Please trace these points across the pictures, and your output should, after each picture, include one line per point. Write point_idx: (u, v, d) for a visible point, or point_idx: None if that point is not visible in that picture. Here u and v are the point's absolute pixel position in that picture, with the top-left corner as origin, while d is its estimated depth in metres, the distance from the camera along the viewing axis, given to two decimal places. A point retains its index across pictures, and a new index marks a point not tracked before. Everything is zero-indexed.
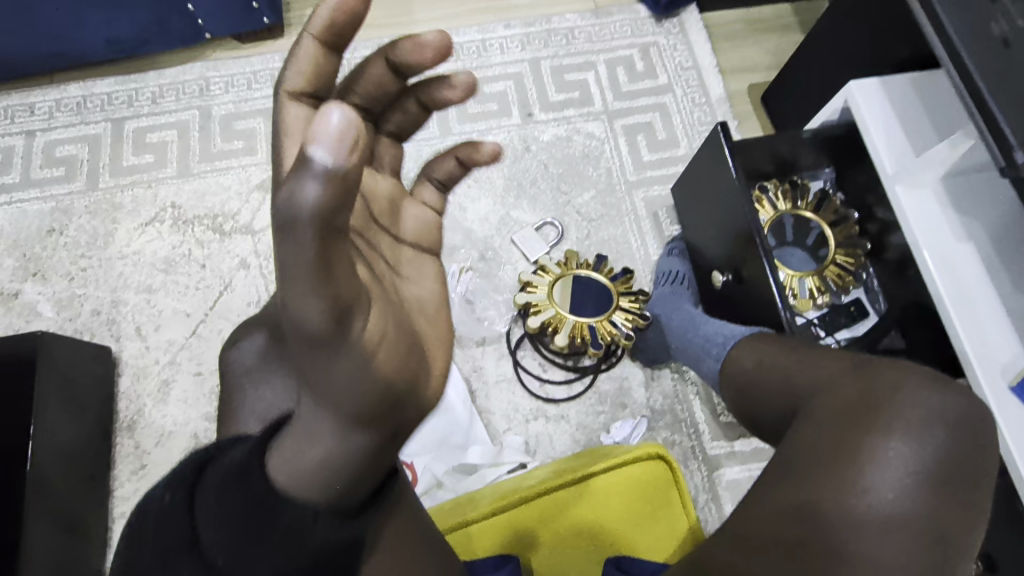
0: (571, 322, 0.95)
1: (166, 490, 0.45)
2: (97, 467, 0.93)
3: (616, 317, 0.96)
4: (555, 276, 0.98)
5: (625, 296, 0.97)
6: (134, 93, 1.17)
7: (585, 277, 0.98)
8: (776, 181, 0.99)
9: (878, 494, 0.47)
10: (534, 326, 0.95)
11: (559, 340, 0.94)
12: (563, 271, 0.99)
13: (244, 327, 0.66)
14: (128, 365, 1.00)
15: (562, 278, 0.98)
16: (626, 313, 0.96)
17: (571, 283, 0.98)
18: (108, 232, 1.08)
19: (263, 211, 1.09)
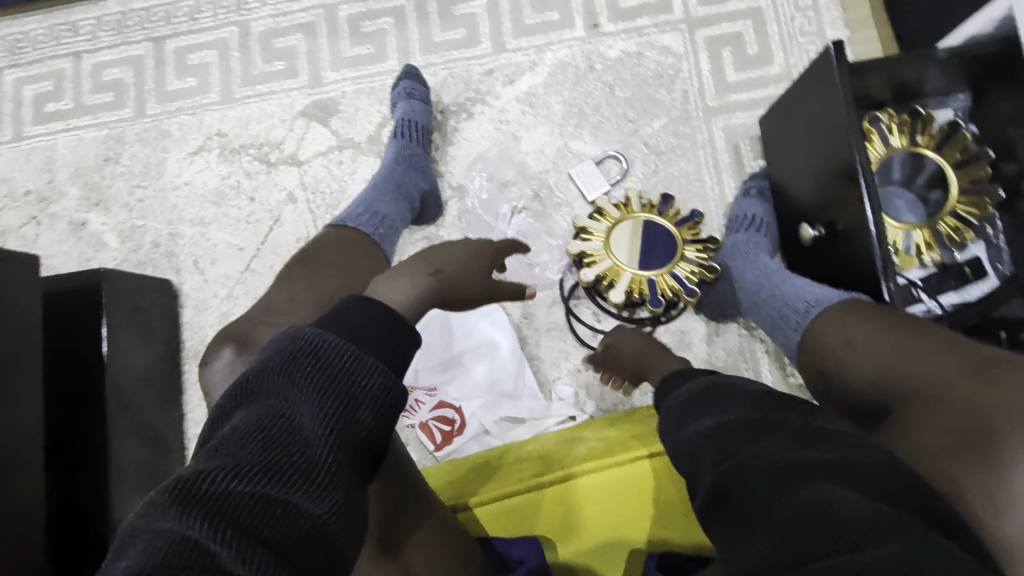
0: (629, 276, 0.87)
1: (290, 390, 0.43)
2: (171, 391, 0.99)
3: (677, 270, 0.87)
4: (612, 224, 0.89)
5: (690, 246, 0.88)
6: (172, 8, 1.10)
7: (645, 224, 0.89)
8: (891, 111, 0.82)
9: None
10: (587, 280, 0.88)
11: (615, 296, 0.87)
12: (621, 217, 0.90)
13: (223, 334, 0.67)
14: (190, 297, 1.03)
15: (619, 226, 0.89)
16: (690, 267, 0.87)
17: (629, 231, 0.89)
18: (159, 162, 1.07)
19: (308, 141, 1.04)
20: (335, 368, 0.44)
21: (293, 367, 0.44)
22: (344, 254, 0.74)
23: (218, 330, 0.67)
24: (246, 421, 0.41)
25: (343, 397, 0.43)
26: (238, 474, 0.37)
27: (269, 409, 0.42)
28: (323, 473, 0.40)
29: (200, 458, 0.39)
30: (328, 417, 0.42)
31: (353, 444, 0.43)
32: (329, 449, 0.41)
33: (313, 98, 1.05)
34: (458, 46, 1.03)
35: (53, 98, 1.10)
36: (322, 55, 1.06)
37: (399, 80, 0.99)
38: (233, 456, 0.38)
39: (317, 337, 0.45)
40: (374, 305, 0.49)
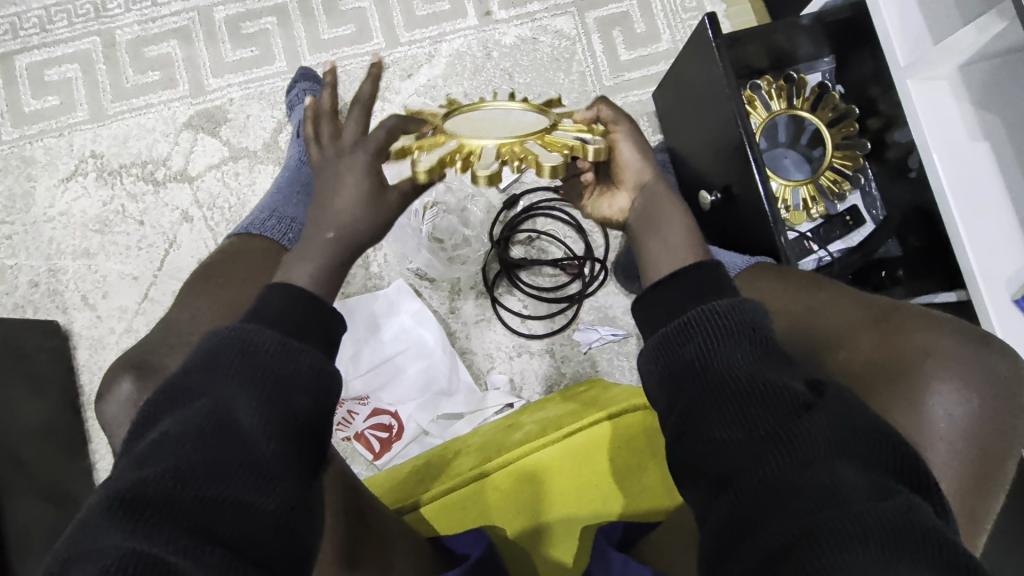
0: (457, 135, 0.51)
1: (215, 385, 0.41)
2: (73, 442, 0.90)
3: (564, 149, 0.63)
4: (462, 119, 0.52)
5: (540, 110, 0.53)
6: (18, 20, 0.98)
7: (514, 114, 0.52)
8: (770, 78, 0.88)
9: (934, 413, 0.47)
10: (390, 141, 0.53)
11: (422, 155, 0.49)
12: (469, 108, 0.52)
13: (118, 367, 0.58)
14: (83, 337, 0.94)
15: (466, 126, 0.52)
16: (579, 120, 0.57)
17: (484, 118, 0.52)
18: (25, 192, 0.96)
19: (198, 154, 0.97)
20: (268, 358, 0.43)
21: (223, 363, 0.42)
22: (247, 263, 0.66)
23: (118, 357, 0.59)
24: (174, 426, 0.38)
25: (277, 385, 0.42)
26: (187, 478, 0.35)
27: (205, 406, 0.39)
28: (267, 463, 0.38)
29: (132, 467, 0.36)
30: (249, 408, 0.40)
31: (299, 433, 0.41)
32: (275, 438, 0.39)
33: (196, 108, 0.98)
34: (349, 43, 0.99)
35: None
36: (201, 61, 0.98)
37: (295, 84, 0.94)
38: (168, 459, 0.36)
39: (243, 334, 0.43)
40: (292, 291, 0.48)
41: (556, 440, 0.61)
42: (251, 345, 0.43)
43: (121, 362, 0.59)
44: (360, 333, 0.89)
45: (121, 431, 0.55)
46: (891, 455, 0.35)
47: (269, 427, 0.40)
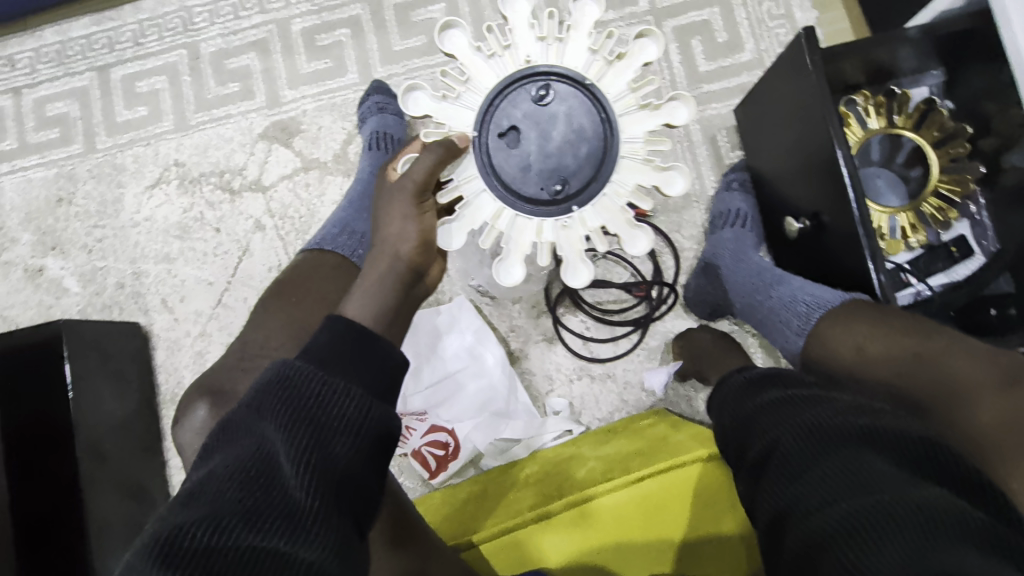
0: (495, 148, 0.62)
1: (257, 433, 0.43)
2: (150, 439, 0.95)
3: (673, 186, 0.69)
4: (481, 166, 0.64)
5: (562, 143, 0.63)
6: (114, 34, 1.04)
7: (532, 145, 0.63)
8: (867, 93, 0.80)
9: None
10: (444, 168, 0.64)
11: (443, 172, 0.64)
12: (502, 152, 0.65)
13: (206, 382, 0.60)
14: (161, 338, 0.98)
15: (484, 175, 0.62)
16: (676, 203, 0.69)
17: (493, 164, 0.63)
18: (115, 198, 1.01)
19: (272, 164, 1.00)
20: (303, 400, 0.44)
21: (265, 404, 0.44)
22: (321, 280, 0.66)
23: (193, 384, 0.62)
24: (222, 471, 0.41)
25: (311, 427, 0.43)
26: (217, 523, 0.37)
27: (247, 449, 0.42)
28: (302, 508, 0.39)
29: (178, 507, 0.39)
30: (285, 453, 0.41)
31: (337, 477, 0.42)
32: (306, 483, 0.40)
33: (272, 119, 1.00)
34: (419, 55, 0.99)
35: None
36: (278, 74, 1.01)
37: (367, 97, 0.95)
38: (211, 504, 0.38)
39: (286, 374, 0.45)
40: (342, 324, 0.49)
41: (622, 485, 0.58)
42: (289, 386, 0.45)
43: (204, 379, 0.61)
44: (421, 347, 0.88)
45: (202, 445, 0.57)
46: (925, 457, 0.41)
47: (305, 471, 0.41)
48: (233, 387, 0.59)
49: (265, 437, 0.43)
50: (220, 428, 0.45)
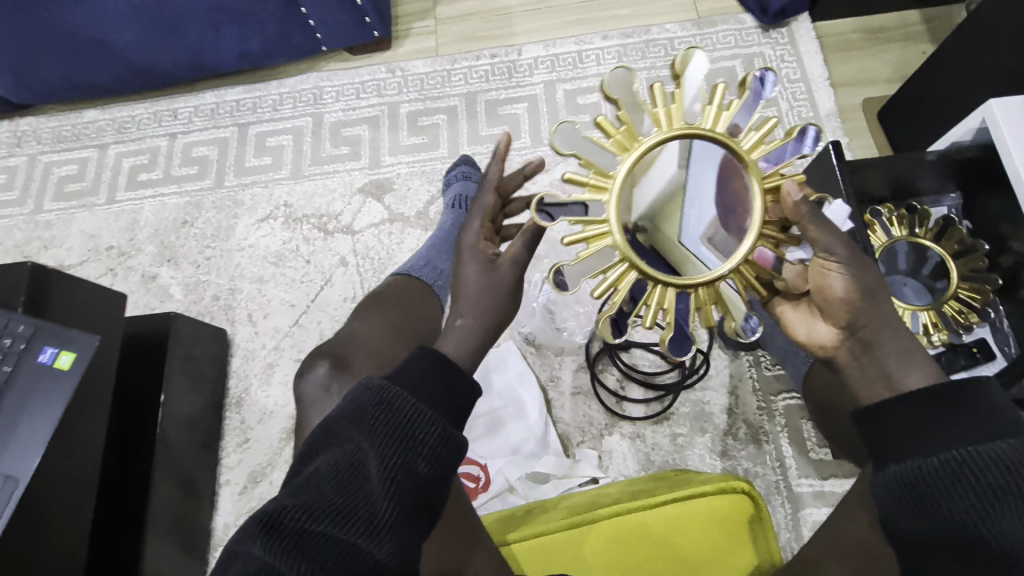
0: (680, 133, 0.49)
1: (353, 442, 0.50)
2: (209, 436, 1.03)
3: (760, 244, 0.51)
4: (657, 116, 0.49)
5: (769, 188, 0.51)
6: (258, 100, 1.27)
7: (727, 142, 0.49)
8: (890, 206, 0.91)
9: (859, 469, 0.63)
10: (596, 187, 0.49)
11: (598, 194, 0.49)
12: (700, 123, 0.49)
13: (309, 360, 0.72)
14: (240, 347, 1.11)
15: (630, 169, 0.49)
16: (754, 272, 0.52)
17: (660, 162, 0.50)
18: (229, 226, 1.19)
19: (364, 213, 1.17)
20: (398, 425, 0.49)
21: (363, 418, 0.50)
22: (413, 300, 0.78)
23: (317, 346, 0.73)
24: (324, 472, 0.49)
25: (402, 450, 0.49)
26: (312, 518, 0.46)
27: (344, 453, 0.50)
28: (382, 519, 0.46)
29: (288, 494, 0.48)
30: (374, 468, 0.48)
31: (413, 498, 0.48)
32: (387, 499, 0.47)
33: (371, 177, 1.19)
34: (501, 140, 1.18)
35: (146, 169, 1.25)
36: (383, 143, 1.21)
37: (456, 166, 1.13)
38: (311, 499, 0.47)
39: (382, 392, 0.50)
40: (429, 356, 0.53)
41: (654, 505, 0.62)
42: (385, 405, 0.50)
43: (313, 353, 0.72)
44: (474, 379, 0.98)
45: (307, 405, 0.67)
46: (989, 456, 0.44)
47: (392, 489, 0.47)
48: (339, 355, 0.70)
49: (357, 448, 0.49)
50: (319, 432, 0.54)
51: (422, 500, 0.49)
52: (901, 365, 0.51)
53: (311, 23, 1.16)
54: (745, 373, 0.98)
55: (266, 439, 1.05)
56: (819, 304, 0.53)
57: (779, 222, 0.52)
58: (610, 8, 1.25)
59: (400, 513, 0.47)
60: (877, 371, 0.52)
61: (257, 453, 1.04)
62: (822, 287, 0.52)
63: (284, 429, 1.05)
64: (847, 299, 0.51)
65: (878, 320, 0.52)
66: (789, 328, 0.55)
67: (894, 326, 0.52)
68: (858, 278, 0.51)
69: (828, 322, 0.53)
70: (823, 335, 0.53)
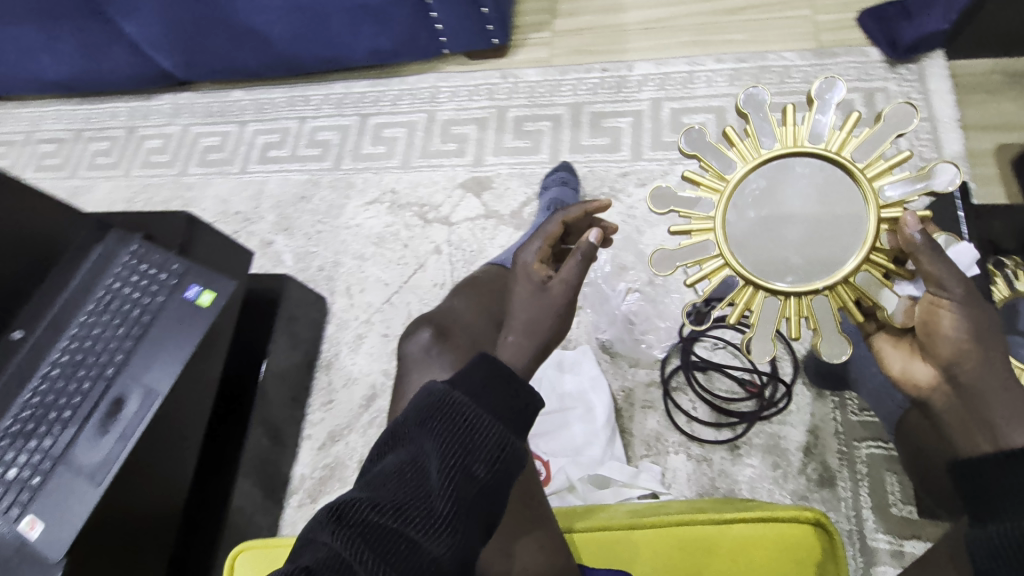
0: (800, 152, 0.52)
1: (416, 445, 0.54)
2: (299, 392, 1.12)
3: (868, 267, 0.53)
4: (784, 133, 0.53)
5: (887, 218, 0.52)
6: (381, 94, 1.38)
7: (848, 166, 0.51)
8: (1017, 259, 0.82)
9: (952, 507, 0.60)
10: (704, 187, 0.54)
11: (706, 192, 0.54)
12: (824, 145, 0.52)
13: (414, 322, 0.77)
14: (336, 316, 1.20)
15: (744, 177, 0.53)
16: (852, 293, 0.53)
17: (775, 175, 0.53)
18: (340, 205, 1.30)
19: (462, 206, 1.23)
20: (459, 428, 0.53)
21: (426, 421, 0.54)
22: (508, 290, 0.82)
23: (422, 314, 0.79)
24: (391, 472, 0.52)
25: (463, 452, 0.52)
26: (377, 509, 0.48)
27: (408, 455, 0.53)
28: (442, 516, 0.49)
29: (357, 488, 0.52)
30: (436, 467, 0.51)
31: (470, 498, 0.50)
32: (447, 496, 0.50)
33: (473, 174, 1.26)
34: (601, 151, 1.21)
35: (276, 146, 1.39)
36: (487, 143, 1.28)
37: (555, 172, 1.17)
38: (377, 493, 0.50)
39: (448, 396, 0.55)
40: (493, 364, 0.58)
41: (720, 521, 0.63)
42: (450, 410, 0.54)
43: (419, 320, 0.78)
44: (547, 371, 1.01)
45: (409, 364, 0.73)
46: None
47: (453, 488, 0.50)
48: (449, 323, 0.76)
49: (420, 449, 0.53)
50: (387, 434, 0.58)
51: (480, 501, 0.51)
52: (1016, 423, 0.47)
53: (438, 28, 1.25)
54: (827, 415, 0.94)
55: (347, 403, 1.12)
56: (920, 342, 0.53)
57: (892, 252, 0.53)
58: (727, 32, 1.26)
59: (458, 511, 0.50)
60: (979, 421, 0.49)
61: (339, 414, 1.11)
62: (928, 322, 0.51)
63: (365, 396, 1.11)
64: (958, 340, 0.50)
65: (983, 366, 0.49)
66: (885, 363, 0.57)
67: (1008, 377, 0.49)
68: (972, 320, 0.49)
69: (926, 362, 0.54)
70: (919, 373, 0.54)
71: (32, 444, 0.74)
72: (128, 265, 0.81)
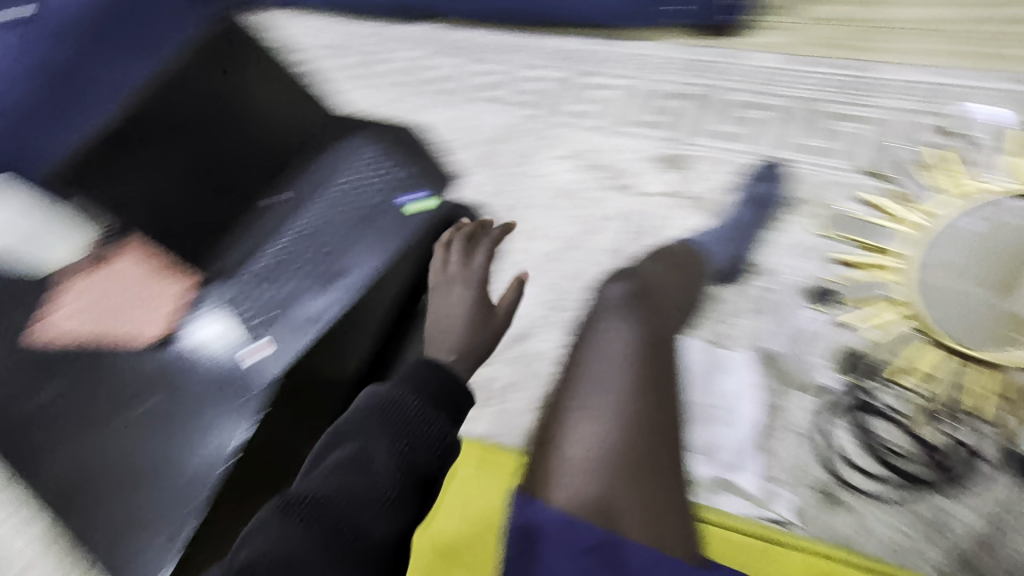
0: None
1: (354, 449, 0.74)
2: (460, 314, 1.18)
3: None
4: None
5: None
6: (596, 51, 1.24)
7: None
8: None
9: None
10: None
11: None
12: None
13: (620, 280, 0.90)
14: (506, 256, 1.24)
15: None
16: None
17: None
18: (531, 155, 1.28)
19: (657, 182, 1.22)
20: (393, 420, 0.76)
21: (359, 433, 0.76)
22: (689, 276, 0.91)
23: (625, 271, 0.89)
24: (331, 481, 0.71)
25: (404, 442, 0.74)
26: (325, 495, 0.69)
27: (355, 449, 0.74)
28: (363, 506, 0.68)
29: (303, 484, 0.72)
30: (350, 469, 0.71)
31: (379, 495, 0.69)
32: (382, 479, 0.70)
33: (675, 152, 1.22)
34: (823, 157, 1.14)
35: (484, 75, 1.29)
36: (700, 123, 1.21)
37: (755, 173, 1.13)
38: (321, 492, 0.69)
39: (381, 399, 0.79)
40: (405, 386, 0.81)
41: None
42: (378, 414, 0.77)
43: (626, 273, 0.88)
44: (705, 375, 0.97)
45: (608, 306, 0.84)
46: None
47: (388, 479, 0.71)
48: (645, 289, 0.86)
49: (353, 459, 0.73)
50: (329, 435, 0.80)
51: (393, 513, 0.70)
52: None
53: None
54: (1015, 503, 0.86)
55: (500, 337, 1.17)
56: None
57: None
58: (1007, 44, 1.07)
59: (358, 500, 0.69)
60: None
61: (491, 345, 1.18)
62: None
63: (517, 334, 1.18)
64: None
65: None
66: None
67: None
68: None
69: None
70: None
71: (301, 305, 1.05)
72: None
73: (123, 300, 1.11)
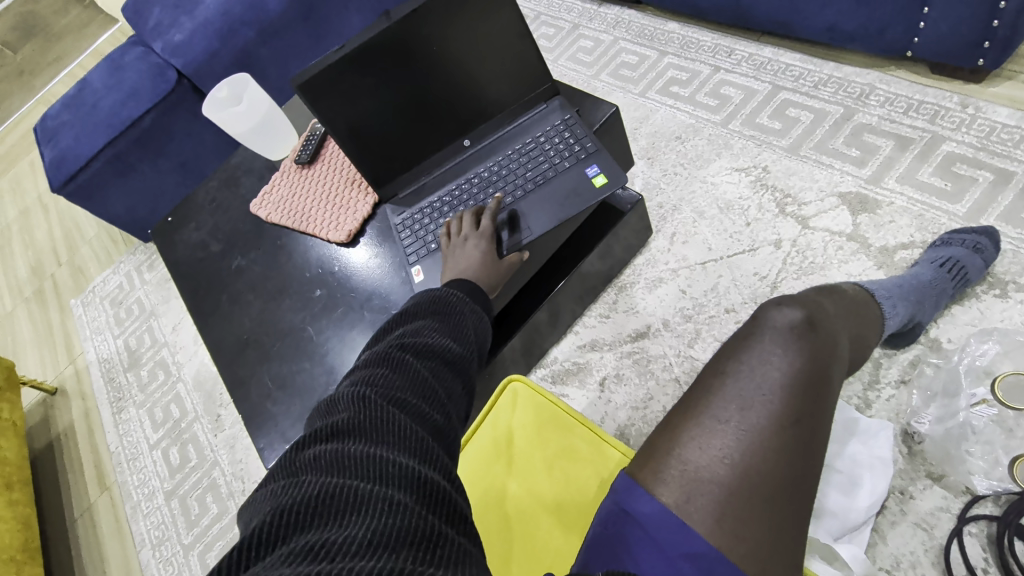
0: None
1: (415, 328, 0.57)
2: (588, 296, 1.20)
3: None
4: None
5: None
6: (807, 74, 1.30)
7: None
8: None
9: None
10: None
11: None
12: None
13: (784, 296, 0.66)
14: (649, 252, 1.25)
15: None
16: None
17: None
18: (707, 159, 1.30)
19: (830, 215, 1.13)
20: (447, 312, 0.62)
21: (417, 315, 0.60)
22: (867, 322, 0.73)
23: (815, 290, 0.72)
24: (373, 365, 0.51)
25: (445, 335, 0.58)
26: (373, 389, 0.47)
27: (412, 330, 0.57)
28: (432, 393, 0.50)
29: (349, 382, 0.51)
30: (421, 346, 0.54)
31: (446, 384, 0.52)
32: (434, 373, 0.52)
33: (861, 190, 1.13)
34: None
35: (680, 84, 1.43)
36: (898, 165, 1.12)
37: (967, 233, 0.98)
38: (364, 382, 0.48)
39: (444, 297, 0.65)
40: (451, 299, 0.65)
41: None
42: (449, 305, 0.63)
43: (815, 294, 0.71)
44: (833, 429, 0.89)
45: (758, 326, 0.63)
46: None
47: (440, 377, 0.52)
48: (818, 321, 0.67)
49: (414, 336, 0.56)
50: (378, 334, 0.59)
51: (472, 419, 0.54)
52: None
53: (918, 25, 1.10)
54: None
55: (620, 326, 1.20)
56: None
57: None
58: None
59: (442, 381, 0.52)
60: None
61: (608, 331, 1.20)
62: None
63: (637, 330, 1.18)
64: None
65: None
66: None
67: None
68: None
69: None
70: None
71: (442, 221, 0.97)
72: (556, 128, 0.97)
73: (334, 193, 1.07)
